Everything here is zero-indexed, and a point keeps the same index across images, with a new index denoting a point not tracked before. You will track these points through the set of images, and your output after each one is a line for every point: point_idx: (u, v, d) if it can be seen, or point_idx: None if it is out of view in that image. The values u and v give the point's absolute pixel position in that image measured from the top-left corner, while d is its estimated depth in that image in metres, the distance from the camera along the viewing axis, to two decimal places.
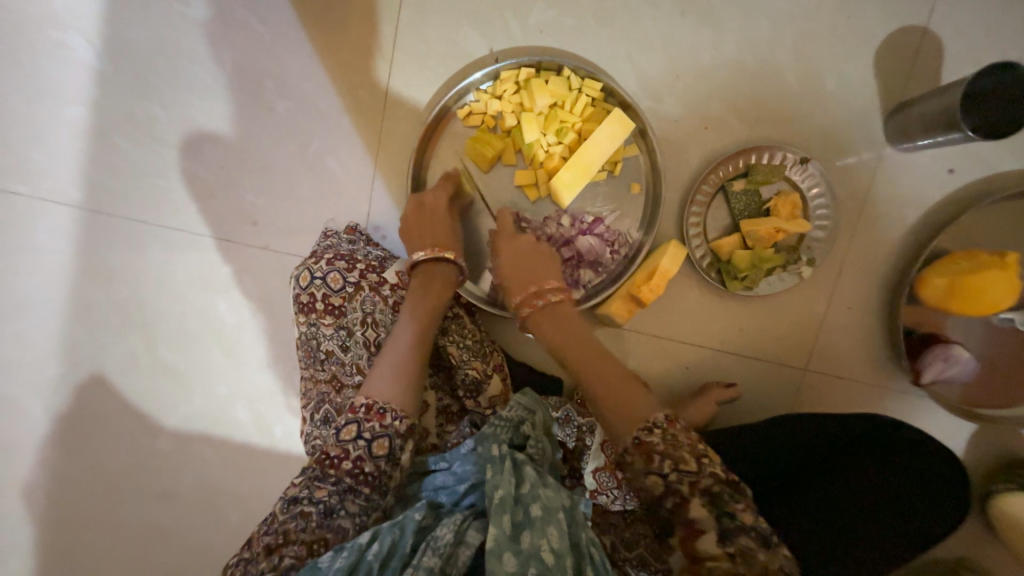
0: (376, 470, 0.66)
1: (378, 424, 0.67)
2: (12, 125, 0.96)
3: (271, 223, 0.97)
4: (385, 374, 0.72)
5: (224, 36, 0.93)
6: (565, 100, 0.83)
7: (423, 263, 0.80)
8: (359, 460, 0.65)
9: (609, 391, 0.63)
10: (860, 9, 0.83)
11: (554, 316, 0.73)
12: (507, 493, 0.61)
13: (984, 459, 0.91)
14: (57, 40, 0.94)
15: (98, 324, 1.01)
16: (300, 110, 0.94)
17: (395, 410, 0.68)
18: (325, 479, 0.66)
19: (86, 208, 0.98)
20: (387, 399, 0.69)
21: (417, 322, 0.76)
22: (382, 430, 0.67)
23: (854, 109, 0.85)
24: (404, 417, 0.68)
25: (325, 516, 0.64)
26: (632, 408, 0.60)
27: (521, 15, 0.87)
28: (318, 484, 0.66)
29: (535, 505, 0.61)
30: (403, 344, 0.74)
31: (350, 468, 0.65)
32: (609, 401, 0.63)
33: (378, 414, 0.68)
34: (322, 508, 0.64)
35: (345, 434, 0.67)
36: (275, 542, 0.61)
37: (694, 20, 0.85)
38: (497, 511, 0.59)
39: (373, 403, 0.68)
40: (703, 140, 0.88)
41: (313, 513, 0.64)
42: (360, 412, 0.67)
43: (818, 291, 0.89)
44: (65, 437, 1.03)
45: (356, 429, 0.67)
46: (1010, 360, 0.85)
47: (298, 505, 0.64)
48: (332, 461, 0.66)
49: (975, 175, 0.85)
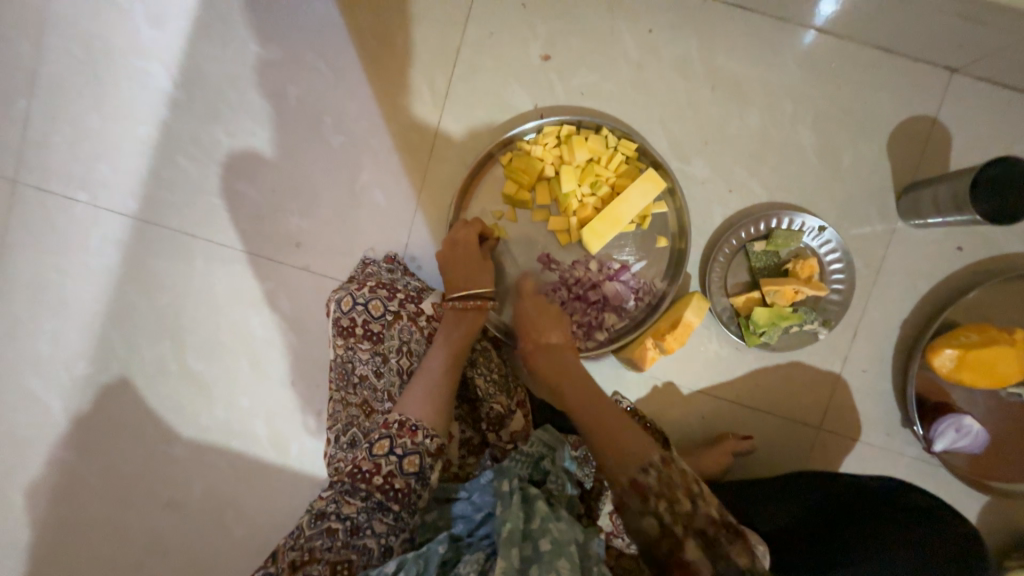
0: (403, 488, 0.69)
1: (410, 440, 0.71)
2: (84, 139, 1.04)
3: (313, 247, 1.02)
4: (418, 395, 0.75)
5: (291, 76, 1.01)
6: (601, 156, 0.90)
7: (454, 306, 0.83)
8: (389, 476, 0.68)
9: (597, 425, 0.68)
10: (876, 95, 0.90)
11: (549, 355, 0.81)
12: (515, 528, 0.63)
13: (996, 532, 0.92)
14: (139, 67, 1.02)
15: (134, 327, 1.05)
16: (354, 146, 1.01)
17: (427, 428, 0.72)
18: (355, 494, 0.68)
19: (139, 219, 1.04)
20: (421, 418, 0.72)
21: (448, 352, 0.80)
22: (413, 447, 0.70)
23: (872, 184, 0.91)
24: (435, 435, 0.72)
25: (351, 534, 0.66)
26: (625, 445, 0.65)
27: (565, 77, 0.95)
28: (347, 500, 0.68)
29: (546, 539, 0.62)
30: (434, 370, 0.78)
31: (380, 483, 0.68)
32: (598, 434, 0.67)
33: (411, 431, 0.71)
34: (349, 526, 0.67)
35: (378, 448, 0.70)
36: (302, 557, 0.64)
37: (722, 94, 0.92)
38: (506, 543, 0.61)
39: (406, 420, 0.72)
40: (728, 201, 0.93)
41: (340, 531, 0.66)
42: (393, 428, 0.71)
43: (833, 352, 0.93)
44: (85, 437, 1.05)
45: (389, 444, 0.70)
46: (1015, 432, 0.89)
47: (325, 521, 0.67)
48: (363, 475, 0.69)
49: (985, 255, 0.90)
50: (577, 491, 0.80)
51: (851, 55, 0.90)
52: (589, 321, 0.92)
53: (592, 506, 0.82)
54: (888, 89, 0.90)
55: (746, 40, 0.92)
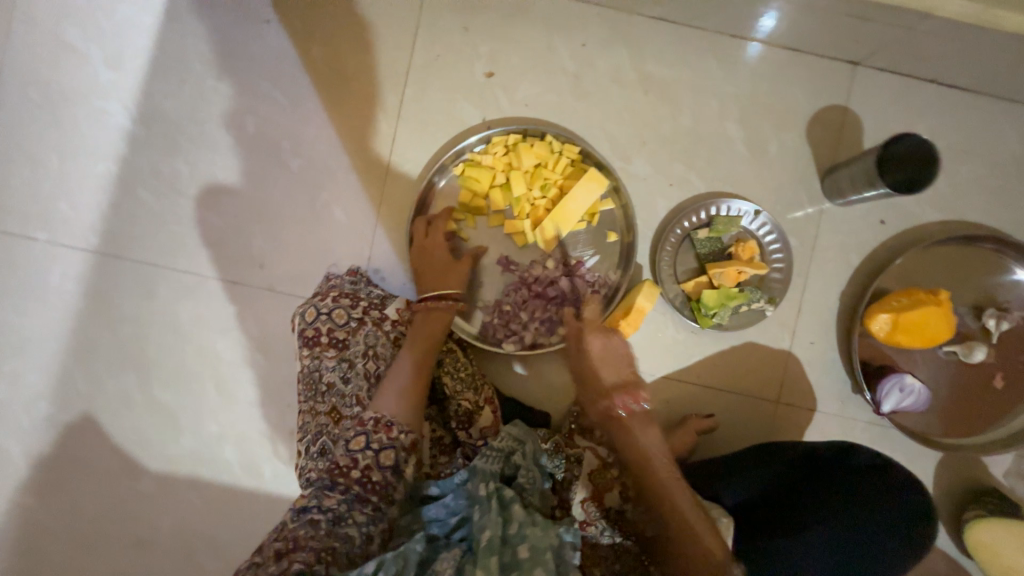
0: (382, 481, 0.70)
1: (386, 436, 0.72)
2: (43, 179, 1.05)
3: (278, 267, 1.04)
4: (393, 393, 0.77)
5: (249, 106, 1.05)
6: (548, 160, 0.96)
7: (425, 306, 0.87)
8: (367, 469, 0.70)
9: (681, 515, 0.74)
10: (791, 90, 0.99)
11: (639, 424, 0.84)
12: (494, 535, 0.66)
13: (953, 487, 0.96)
14: (96, 107, 1.05)
15: (97, 363, 1.04)
16: (313, 168, 1.04)
17: (402, 423, 0.74)
18: (334, 488, 0.69)
19: (99, 253, 1.05)
20: (395, 415, 0.74)
21: (415, 352, 0.82)
22: (389, 442, 0.72)
23: (798, 170, 0.98)
24: (409, 431, 0.74)
25: (333, 524, 0.66)
26: (707, 545, 0.71)
27: (510, 92, 1.01)
28: (327, 494, 0.69)
29: (523, 546, 0.66)
30: (406, 370, 0.80)
31: (359, 476, 0.70)
32: (682, 525, 0.73)
33: (386, 427, 0.73)
34: (330, 516, 0.66)
35: (355, 444, 0.71)
36: (284, 546, 0.62)
37: (654, 98, 1.00)
38: (485, 553, 0.63)
39: (381, 416, 0.73)
40: (670, 195, 0.99)
41: (322, 521, 0.65)
42: (369, 425, 0.73)
43: (782, 327, 0.98)
44: (50, 479, 1.03)
45: (365, 440, 0.72)
46: (955, 388, 0.94)
47: (307, 513, 0.66)
48: (341, 470, 0.70)
49: (906, 226, 0.97)
50: (548, 482, 0.82)
51: (766, 56, 0.99)
52: (551, 318, 0.96)
53: (564, 498, 0.83)
54: (801, 84, 0.99)
55: (671, 48, 1.00)
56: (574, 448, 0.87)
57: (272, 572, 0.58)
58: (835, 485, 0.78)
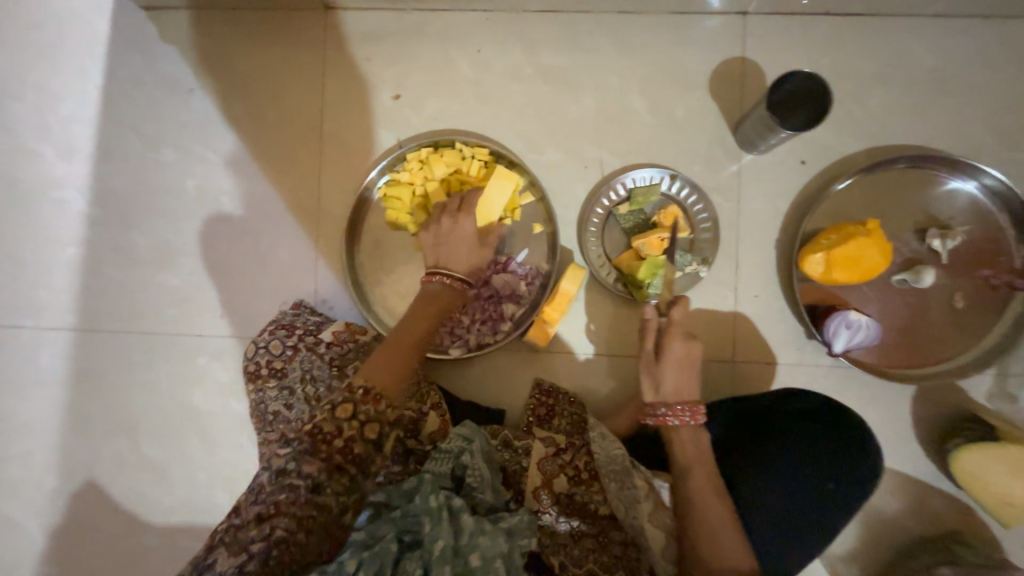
0: (364, 452, 0.67)
1: (373, 408, 0.68)
2: (22, 272, 1.15)
3: (236, 314, 1.10)
4: (387, 366, 0.73)
5: (187, 171, 1.13)
6: (461, 167, 0.99)
7: (438, 285, 0.82)
8: (350, 439, 0.66)
9: (705, 522, 0.70)
10: (686, 52, 1.00)
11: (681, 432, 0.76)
12: (446, 546, 0.67)
13: (933, 419, 0.92)
14: (58, 198, 1.15)
15: (91, 431, 1.12)
16: (252, 216, 1.11)
17: (390, 398, 0.70)
18: (314, 454, 0.65)
19: (79, 329, 1.14)
20: (383, 388, 0.70)
21: (424, 323, 0.79)
22: (376, 413, 0.68)
23: (708, 128, 0.98)
24: (397, 407, 0.70)
25: (311, 492, 0.64)
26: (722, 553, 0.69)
27: (418, 110, 1.06)
28: (306, 459, 0.65)
29: (475, 555, 0.68)
30: (410, 344, 0.76)
31: (340, 445, 0.65)
32: (703, 531, 0.70)
33: (375, 398, 0.69)
34: (308, 484, 0.64)
35: (342, 412, 0.67)
36: (268, 509, 0.63)
37: (554, 87, 1.02)
38: (439, 565, 0.65)
39: (370, 387, 0.69)
40: (587, 177, 1.01)
41: (301, 487, 0.63)
42: (357, 393, 0.68)
43: (722, 286, 0.97)
44: (66, 546, 1.11)
45: (352, 407, 0.67)
46: (913, 317, 0.91)
47: (285, 478, 0.64)
48: (323, 436, 0.65)
49: (829, 162, 0.95)
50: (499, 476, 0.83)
51: (656, 24, 1.01)
52: (491, 316, 0.98)
53: (520, 490, 0.84)
54: (696, 44, 0.99)
55: (562, 37, 1.03)
56: (522, 440, 0.88)
57: (258, 537, 0.62)
58: (794, 439, 0.80)
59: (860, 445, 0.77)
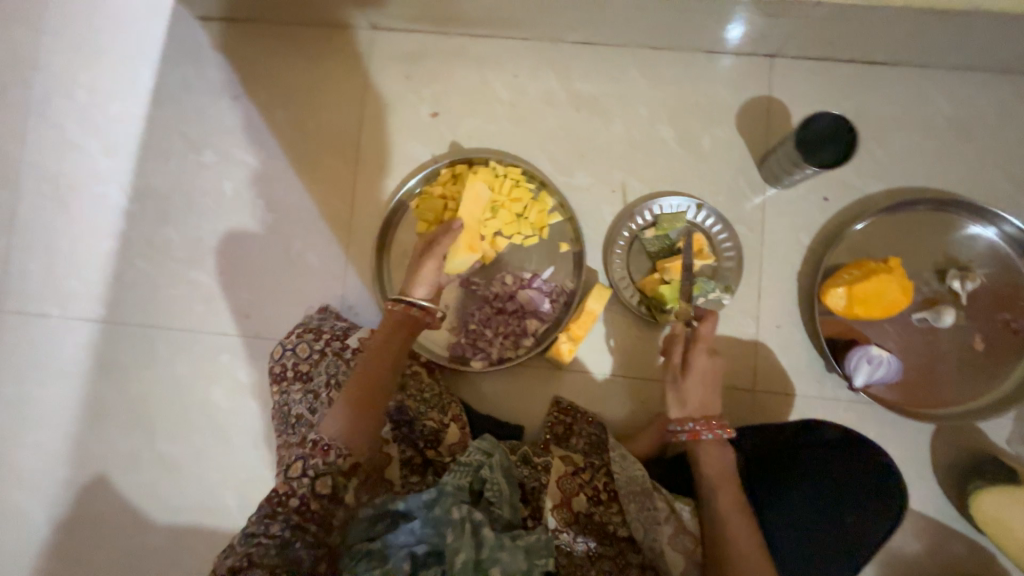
0: (320, 507, 0.72)
1: (322, 461, 0.73)
2: (55, 262, 1.18)
3: (262, 315, 1.12)
4: (340, 413, 0.76)
5: (226, 173, 1.16)
6: (493, 183, 1.01)
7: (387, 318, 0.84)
8: (303, 497, 0.72)
9: (734, 541, 0.72)
10: (714, 88, 1.04)
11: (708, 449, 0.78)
12: (467, 559, 0.70)
13: (952, 459, 0.92)
14: (98, 192, 1.19)
15: (107, 424, 1.12)
16: (285, 220, 1.14)
17: (340, 447, 0.73)
18: (276, 514, 0.71)
19: (105, 321, 1.15)
20: (334, 436, 0.74)
21: (376, 358, 0.80)
22: (325, 467, 0.73)
23: (734, 161, 1.02)
24: (347, 454, 0.74)
25: (281, 547, 0.70)
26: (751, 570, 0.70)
27: (454, 127, 1.10)
28: (270, 519, 0.71)
29: (495, 568, 0.71)
30: (361, 380, 0.78)
31: (296, 503, 0.72)
32: (730, 550, 0.72)
33: (323, 450, 0.73)
34: (276, 541, 0.70)
35: (294, 470, 0.73)
36: (239, 564, 0.68)
37: (586, 113, 1.07)
38: None
39: (320, 439, 0.74)
40: (614, 201, 1.04)
41: (269, 544, 0.69)
42: (306, 448, 0.74)
43: (744, 314, 0.98)
44: (70, 540, 1.10)
45: (302, 465, 0.73)
46: (933, 355, 0.92)
47: (255, 537, 0.70)
48: (280, 496, 0.72)
49: (852, 200, 0.98)
50: (518, 493, 0.83)
51: (687, 60, 1.05)
52: (514, 330, 1.00)
53: (537, 507, 0.83)
54: (724, 81, 1.04)
55: (596, 67, 1.07)
56: (542, 457, 0.87)
57: None
58: (820, 470, 0.79)
59: (879, 481, 0.79)
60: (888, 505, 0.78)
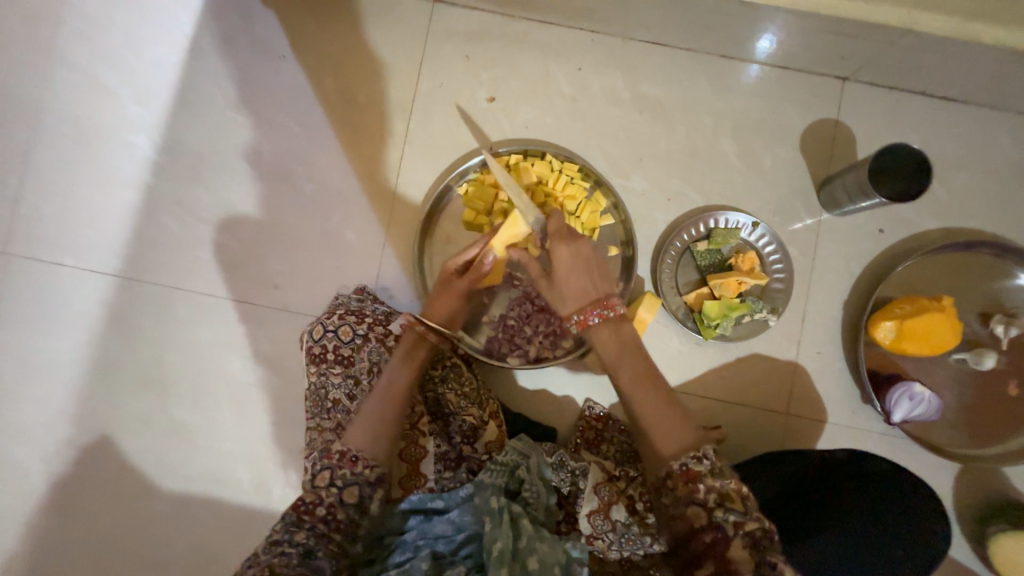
0: (346, 516, 0.68)
1: (350, 471, 0.70)
2: (73, 208, 1.11)
3: (291, 288, 1.08)
4: (367, 424, 0.74)
5: (265, 135, 1.11)
6: (548, 178, 0.98)
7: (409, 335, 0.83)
8: (331, 507, 0.67)
9: (652, 417, 0.69)
10: (781, 106, 1.02)
11: (611, 330, 0.75)
12: (506, 548, 0.68)
13: (973, 500, 0.94)
14: (125, 139, 1.12)
15: (116, 383, 1.08)
16: (324, 192, 1.09)
17: (368, 457, 0.70)
18: (301, 521, 0.66)
19: (122, 275, 1.10)
20: (363, 447, 0.71)
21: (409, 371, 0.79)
22: (353, 477, 0.69)
23: (793, 182, 1.01)
24: (376, 464, 0.71)
25: (304, 557, 0.64)
26: (669, 436, 0.67)
27: (510, 115, 1.06)
28: (294, 526, 0.65)
29: (532, 559, 0.68)
30: (396, 392, 0.77)
31: (324, 513, 0.67)
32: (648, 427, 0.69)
33: (352, 461, 0.70)
34: (300, 550, 0.64)
35: (321, 479, 0.69)
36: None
37: (648, 117, 1.04)
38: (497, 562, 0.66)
39: (347, 449, 0.70)
40: (668, 209, 1.02)
41: (292, 554, 0.63)
42: (334, 458, 0.70)
43: (787, 338, 0.98)
44: (68, 500, 1.05)
45: (330, 475, 0.69)
46: (968, 397, 0.93)
47: (277, 547, 0.64)
48: (307, 504, 0.67)
49: (906, 235, 0.98)
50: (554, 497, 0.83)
51: (756, 73, 1.03)
52: (555, 330, 0.97)
53: (571, 512, 0.85)
54: (792, 99, 1.02)
55: (664, 70, 1.04)
56: (579, 462, 0.87)
57: None
58: (853, 503, 0.81)
59: (909, 521, 0.81)
60: (914, 540, 0.81)
